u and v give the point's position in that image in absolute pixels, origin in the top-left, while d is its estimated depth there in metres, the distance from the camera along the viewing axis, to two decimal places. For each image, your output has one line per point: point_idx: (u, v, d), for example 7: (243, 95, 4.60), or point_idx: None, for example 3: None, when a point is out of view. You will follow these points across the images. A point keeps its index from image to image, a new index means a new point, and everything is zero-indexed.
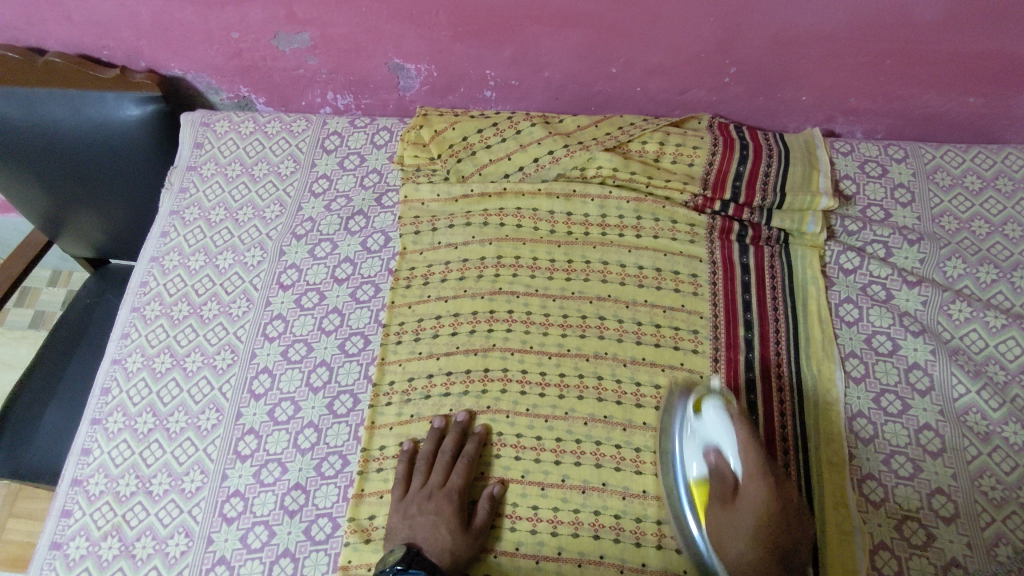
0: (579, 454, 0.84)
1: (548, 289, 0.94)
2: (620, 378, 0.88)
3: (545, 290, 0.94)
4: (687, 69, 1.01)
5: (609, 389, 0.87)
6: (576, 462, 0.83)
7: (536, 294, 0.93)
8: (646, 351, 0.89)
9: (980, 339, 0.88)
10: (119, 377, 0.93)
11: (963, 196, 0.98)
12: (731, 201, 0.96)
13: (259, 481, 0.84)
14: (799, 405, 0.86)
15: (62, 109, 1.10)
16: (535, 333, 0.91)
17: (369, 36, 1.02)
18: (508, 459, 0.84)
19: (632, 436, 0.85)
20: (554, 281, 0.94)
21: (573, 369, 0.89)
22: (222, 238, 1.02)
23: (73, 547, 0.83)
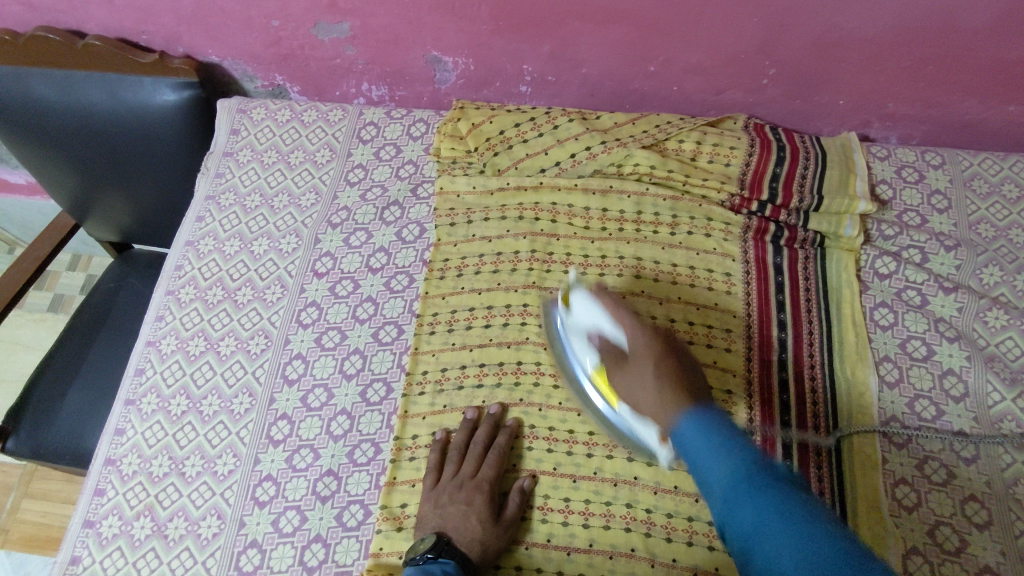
0: (611, 448, 0.84)
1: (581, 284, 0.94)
2: None
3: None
4: (726, 69, 1.01)
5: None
6: (607, 456, 0.83)
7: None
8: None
9: (1016, 347, 0.88)
10: (153, 359, 0.94)
11: (1001, 204, 0.98)
12: (768, 201, 0.96)
13: (292, 466, 0.85)
14: (832, 405, 0.86)
15: (100, 92, 1.11)
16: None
17: (409, 28, 1.02)
18: (540, 452, 0.84)
19: None
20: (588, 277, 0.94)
21: None
22: (257, 224, 1.02)
23: (106, 525, 0.83)
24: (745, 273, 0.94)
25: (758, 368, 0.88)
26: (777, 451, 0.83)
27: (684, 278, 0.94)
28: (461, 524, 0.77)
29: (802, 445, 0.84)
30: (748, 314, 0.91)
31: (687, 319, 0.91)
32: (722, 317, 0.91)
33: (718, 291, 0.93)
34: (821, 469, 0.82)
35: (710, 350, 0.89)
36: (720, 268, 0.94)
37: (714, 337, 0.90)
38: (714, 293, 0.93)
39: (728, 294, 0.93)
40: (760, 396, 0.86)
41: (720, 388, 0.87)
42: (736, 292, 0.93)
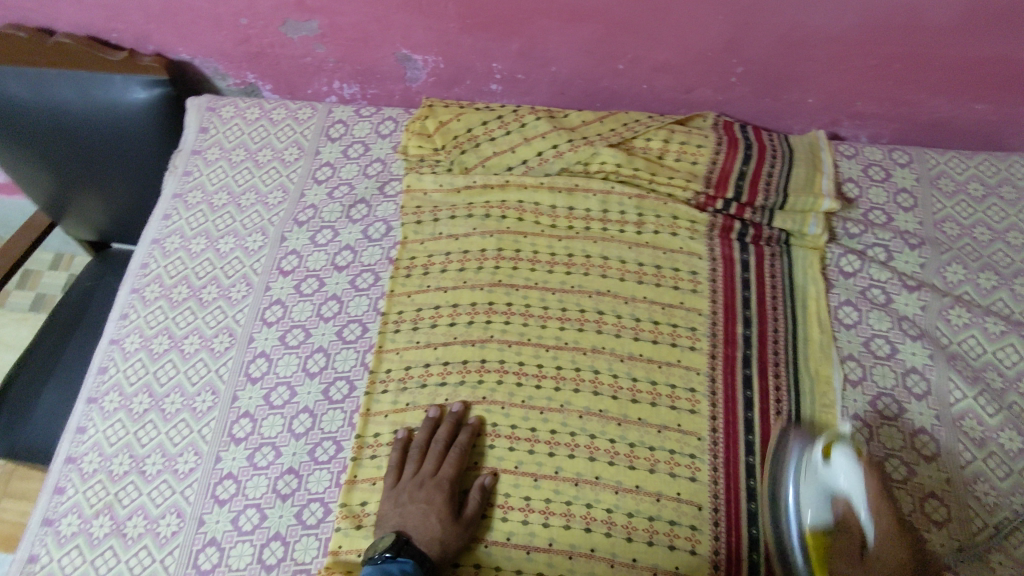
0: (573, 446, 0.84)
1: (547, 282, 0.94)
2: (616, 373, 0.88)
3: (545, 283, 0.94)
4: (693, 68, 1.01)
5: (605, 384, 0.87)
6: (569, 455, 0.83)
7: (536, 287, 0.93)
8: (643, 347, 0.89)
9: (978, 345, 0.88)
10: (117, 357, 0.93)
11: (966, 202, 0.98)
12: (733, 200, 0.96)
13: (253, 464, 0.84)
14: (795, 403, 0.86)
15: (71, 90, 1.10)
16: (533, 326, 0.91)
17: (377, 26, 1.02)
18: (502, 450, 0.84)
19: (627, 431, 0.84)
20: (554, 275, 0.94)
21: (570, 362, 0.88)
22: (223, 222, 1.02)
23: (65, 523, 0.83)
24: (712, 271, 0.94)
25: (723, 365, 0.88)
26: (739, 448, 0.83)
27: (650, 277, 0.93)
28: (421, 522, 0.76)
29: (765, 444, 0.83)
30: (714, 312, 0.91)
31: (652, 317, 0.91)
32: (687, 315, 0.91)
33: (683, 289, 0.93)
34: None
35: (674, 348, 0.89)
36: (685, 266, 0.94)
37: (678, 335, 0.90)
38: (679, 291, 0.93)
39: (694, 292, 0.92)
40: (723, 394, 0.86)
41: (684, 386, 0.87)
42: (702, 290, 0.93)
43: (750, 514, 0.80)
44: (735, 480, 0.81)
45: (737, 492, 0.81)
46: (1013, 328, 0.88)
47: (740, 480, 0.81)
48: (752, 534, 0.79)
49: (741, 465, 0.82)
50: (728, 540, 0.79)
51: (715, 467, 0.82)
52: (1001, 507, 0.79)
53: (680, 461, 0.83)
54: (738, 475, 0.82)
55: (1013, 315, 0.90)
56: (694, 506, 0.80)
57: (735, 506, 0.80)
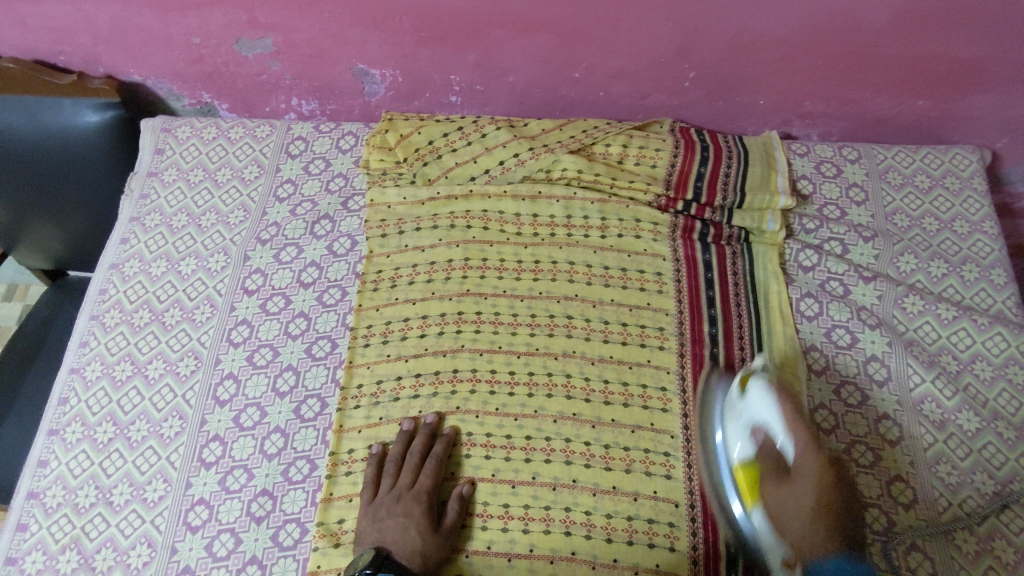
0: (549, 451, 0.84)
1: (515, 289, 0.94)
2: (588, 376, 0.89)
3: (513, 291, 0.94)
4: (648, 74, 1.03)
5: (577, 387, 0.88)
6: (546, 460, 0.84)
7: (504, 295, 0.94)
8: (613, 350, 0.90)
9: (933, 331, 0.92)
10: (77, 386, 0.91)
11: (914, 194, 1.02)
12: (693, 201, 0.98)
13: (225, 488, 0.83)
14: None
15: (19, 116, 1.08)
16: (503, 334, 0.91)
17: (332, 41, 1.02)
18: (478, 459, 0.84)
19: (602, 433, 0.85)
20: (521, 282, 0.95)
21: (542, 368, 0.89)
22: (184, 243, 1.00)
23: (30, 561, 0.80)
24: (676, 272, 0.96)
25: (691, 363, 0.90)
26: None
27: (616, 279, 0.95)
28: (400, 536, 0.76)
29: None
30: (680, 311, 0.93)
31: (620, 319, 0.92)
32: (654, 316, 0.93)
33: (649, 290, 0.94)
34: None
35: (643, 349, 0.90)
36: (650, 268, 0.96)
37: (647, 335, 0.91)
38: (646, 293, 0.94)
39: (659, 293, 0.94)
40: (693, 391, 0.88)
41: (654, 385, 0.88)
42: (668, 291, 0.94)
43: None
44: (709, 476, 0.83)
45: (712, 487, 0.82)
46: (964, 312, 0.92)
47: None
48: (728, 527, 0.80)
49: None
50: (705, 536, 0.80)
51: (689, 463, 0.84)
52: (962, 485, 0.82)
53: (655, 459, 0.84)
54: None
55: (963, 301, 0.94)
56: (671, 503, 0.81)
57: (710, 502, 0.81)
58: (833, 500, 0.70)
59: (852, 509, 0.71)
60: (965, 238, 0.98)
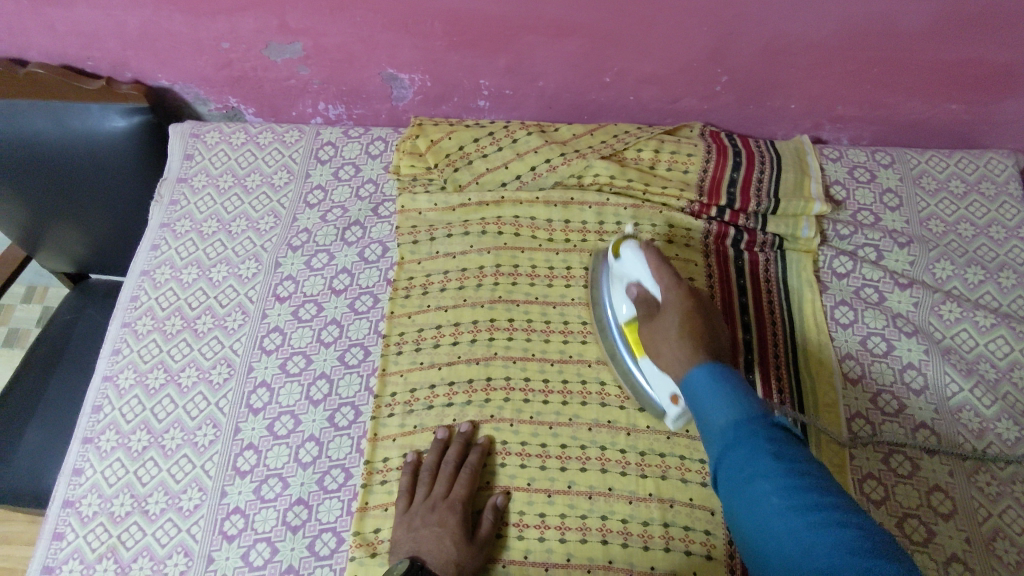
0: (584, 459, 0.84)
1: (548, 296, 0.94)
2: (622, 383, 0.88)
3: (546, 298, 0.94)
4: (680, 78, 1.02)
5: (611, 395, 0.87)
6: (581, 468, 0.83)
7: (536, 302, 0.93)
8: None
9: (970, 338, 0.91)
10: (111, 394, 0.91)
11: (949, 200, 1.01)
12: (727, 206, 0.97)
13: (260, 497, 0.83)
14: (799, 407, 0.87)
15: (45, 119, 1.07)
16: (536, 341, 0.91)
17: (362, 46, 1.01)
18: (514, 467, 0.83)
19: (637, 440, 0.85)
20: (554, 289, 0.94)
21: (575, 375, 0.89)
22: (215, 250, 1.00)
23: (67, 571, 0.80)
24: (709, 278, 0.95)
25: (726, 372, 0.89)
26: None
27: None
28: (436, 546, 0.76)
29: None
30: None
31: None
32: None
33: None
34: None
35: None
36: (683, 274, 0.95)
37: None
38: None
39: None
40: None
41: None
42: (701, 298, 0.93)
43: None
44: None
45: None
46: (1002, 320, 0.91)
47: None
48: None
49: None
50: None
51: None
52: (1003, 495, 0.81)
53: (691, 467, 0.83)
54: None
55: (1001, 308, 0.93)
56: (707, 512, 0.81)
57: None
58: (703, 328, 0.73)
59: (714, 324, 0.75)
60: (1002, 244, 0.97)
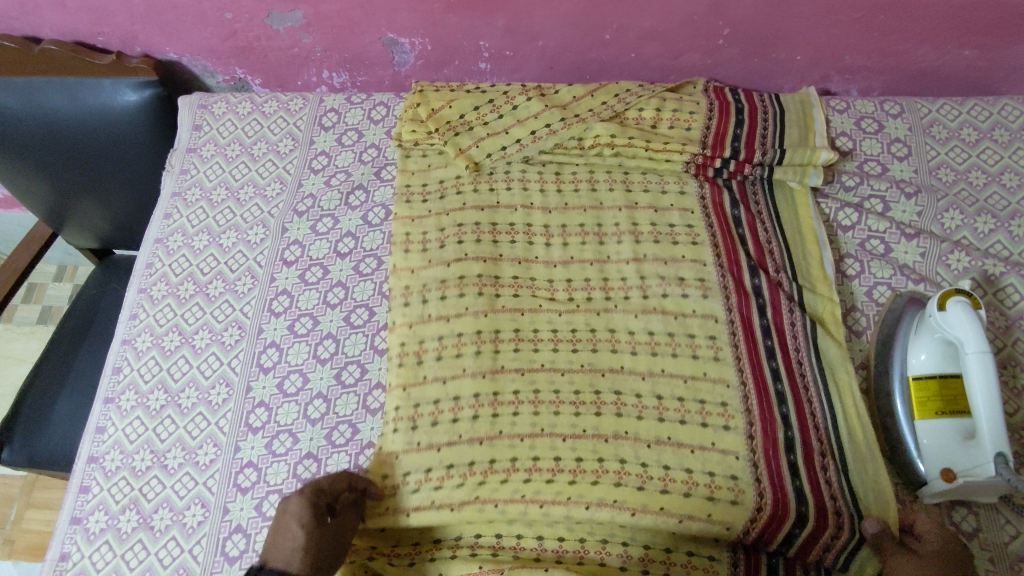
0: (599, 404, 0.81)
1: (548, 256, 0.94)
2: (632, 328, 0.87)
3: (547, 255, 0.94)
4: (680, 32, 1.01)
5: (622, 340, 0.86)
6: (597, 413, 0.81)
7: (538, 262, 0.93)
8: (656, 304, 0.88)
9: (980, 288, 0.89)
10: (130, 356, 0.95)
11: (960, 148, 0.98)
12: (731, 157, 0.97)
13: (271, 451, 0.86)
14: (817, 364, 0.84)
15: (61, 97, 1.10)
16: (542, 300, 0.90)
17: (361, 11, 1.02)
18: (528, 413, 0.81)
19: (655, 385, 0.83)
20: (556, 245, 0.94)
21: (584, 323, 0.88)
22: (224, 217, 1.03)
23: (93, 521, 0.85)
24: (710, 228, 0.94)
25: (740, 313, 0.87)
26: (776, 420, 0.80)
27: (649, 233, 0.94)
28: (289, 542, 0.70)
29: (794, 391, 0.83)
30: (722, 276, 0.90)
31: (658, 274, 0.91)
32: (693, 267, 0.91)
33: (683, 242, 0.93)
34: (818, 427, 0.80)
35: (686, 300, 0.88)
36: (683, 224, 0.94)
37: (688, 287, 0.89)
38: (679, 245, 0.92)
39: (694, 244, 0.92)
40: (744, 341, 0.85)
41: (703, 334, 0.86)
42: (701, 241, 0.93)
43: (791, 464, 0.77)
44: (776, 447, 0.78)
45: (775, 440, 0.79)
46: (1012, 268, 0.88)
47: (777, 430, 0.80)
48: (796, 486, 0.76)
49: (782, 437, 0.79)
50: (772, 501, 0.75)
51: (748, 409, 0.81)
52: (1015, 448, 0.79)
53: (711, 410, 0.81)
54: (777, 447, 0.78)
55: (1012, 257, 0.90)
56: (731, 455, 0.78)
57: (774, 455, 0.78)
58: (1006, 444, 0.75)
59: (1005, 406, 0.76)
60: (1015, 191, 0.94)
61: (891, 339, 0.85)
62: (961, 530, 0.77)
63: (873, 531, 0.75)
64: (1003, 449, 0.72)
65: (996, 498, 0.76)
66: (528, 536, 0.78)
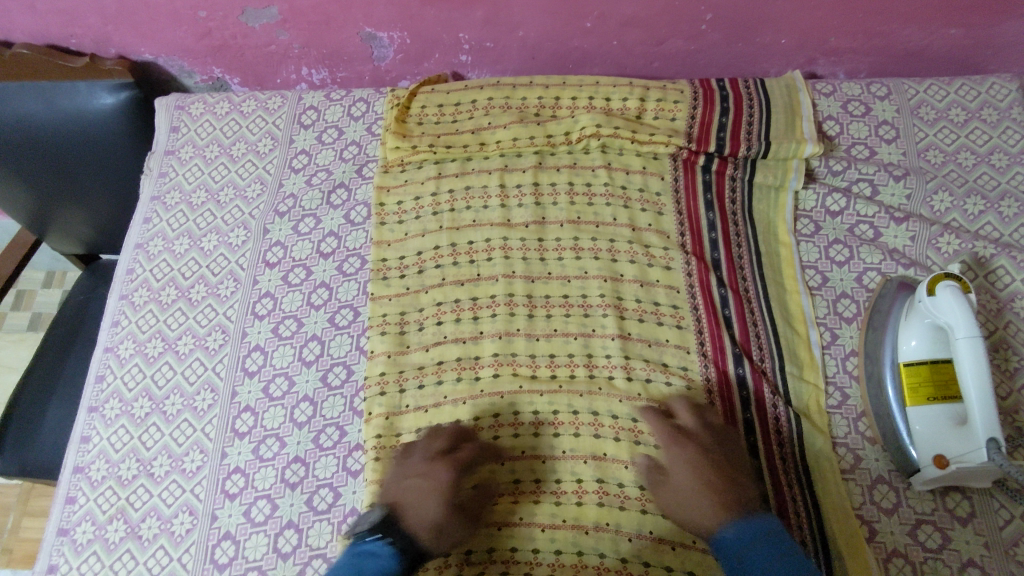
0: (577, 426, 0.81)
1: (530, 271, 0.91)
2: (609, 353, 0.85)
3: (526, 272, 0.91)
4: (663, 18, 0.99)
5: (599, 365, 0.85)
6: (575, 435, 0.80)
7: (514, 277, 0.91)
8: (632, 328, 0.87)
9: (970, 271, 0.87)
10: (112, 364, 0.93)
11: (948, 128, 0.97)
12: (716, 153, 0.96)
13: (258, 456, 0.85)
14: (780, 369, 0.85)
15: (36, 101, 1.09)
16: (520, 317, 0.88)
17: (337, 6, 1.00)
18: (508, 439, 0.81)
19: (632, 408, 0.81)
20: (531, 262, 0.92)
21: (563, 349, 0.86)
22: (204, 220, 1.01)
23: (80, 532, 0.84)
24: (680, 236, 0.93)
25: (708, 324, 0.86)
26: (738, 430, 0.81)
27: (624, 253, 0.91)
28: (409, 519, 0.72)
29: (760, 404, 0.82)
30: (690, 287, 0.89)
31: (636, 296, 0.89)
32: (667, 293, 0.89)
33: (657, 265, 0.91)
34: (781, 430, 0.81)
35: (661, 328, 0.87)
36: (658, 243, 0.92)
37: (662, 314, 0.87)
38: (653, 268, 0.90)
39: (667, 269, 0.90)
40: (711, 342, 0.85)
41: (676, 363, 0.85)
42: (675, 266, 0.90)
43: (754, 469, 0.79)
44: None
45: None
46: (1003, 250, 0.87)
47: (740, 437, 0.80)
48: (759, 488, 0.78)
49: (742, 445, 0.80)
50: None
51: None
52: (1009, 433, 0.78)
53: None
54: None
55: (1003, 238, 0.89)
56: None
57: None
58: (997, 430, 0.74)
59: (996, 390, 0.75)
60: (1004, 171, 0.93)
61: (882, 324, 0.84)
62: (955, 516, 0.76)
63: (835, 528, 0.75)
64: (995, 434, 0.71)
65: (989, 483, 0.75)
66: (501, 551, 0.76)
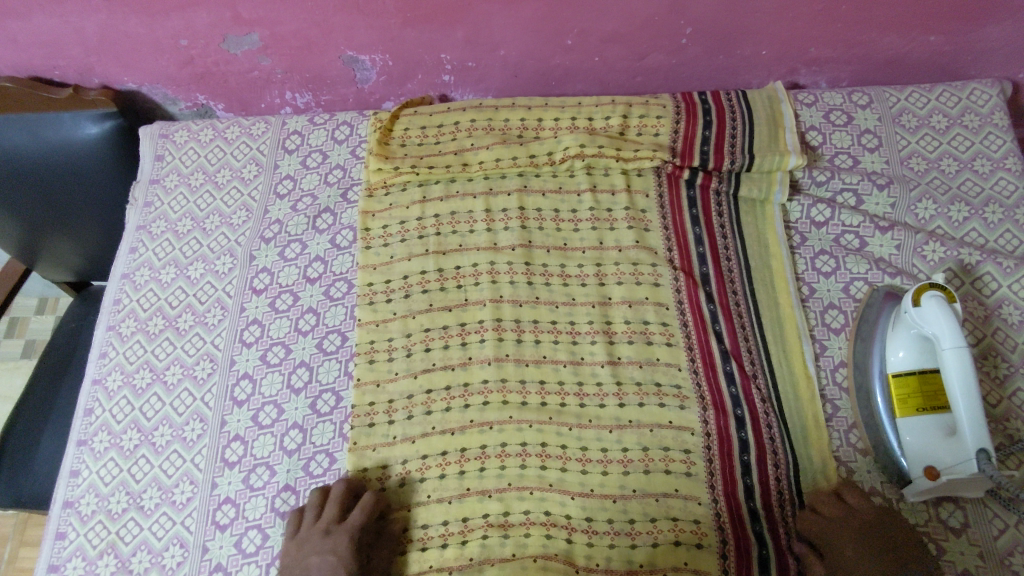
0: (564, 460, 0.81)
1: (518, 295, 0.91)
2: (600, 378, 0.85)
3: (512, 295, 0.91)
4: (643, 34, 1.00)
5: (590, 393, 0.84)
6: (562, 470, 0.80)
7: (501, 301, 0.90)
8: (622, 350, 0.87)
9: (956, 278, 0.88)
10: (100, 397, 0.93)
11: (931, 135, 0.97)
12: (700, 167, 0.96)
13: (248, 486, 0.84)
14: (772, 384, 0.84)
15: (19, 134, 1.08)
16: (509, 342, 0.88)
17: (318, 31, 1.00)
18: (495, 470, 0.81)
19: (622, 435, 0.82)
20: (518, 285, 0.91)
21: (552, 373, 0.86)
22: (191, 248, 1.01)
23: (71, 568, 0.83)
24: (668, 251, 0.93)
25: (699, 342, 0.86)
26: (732, 446, 0.81)
27: (612, 275, 0.92)
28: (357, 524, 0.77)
29: (753, 420, 0.82)
30: (679, 304, 0.89)
31: (625, 317, 0.89)
32: (656, 311, 0.89)
33: (645, 282, 0.90)
34: (776, 450, 0.80)
35: (652, 346, 0.87)
36: (646, 259, 0.92)
37: (651, 332, 0.87)
38: (641, 285, 0.90)
39: (655, 285, 0.90)
40: (702, 359, 0.85)
41: (669, 382, 0.84)
42: (664, 283, 0.90)
43: (747, 488, 0.79)
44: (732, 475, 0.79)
45: (732, 469, 0.79)
46: (988, 257, 0.87)
47: (733, 454, 0.80)
48: (751, 506, 0.78)
49: (736, 463, 0.80)
50: (727, 504, 0.78)
51: (708, 446, 0.81)
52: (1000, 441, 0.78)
53: (674, 457, 0.80)
54: (733, 475, 0.79)
55: (988, 245, 0.90)
56: (694, 502, 0.78)
57: (731, 480, 0.79)
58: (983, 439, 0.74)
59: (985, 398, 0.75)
60: (987, 177, 0.93)
61: (871, 334, 0.84)
62: (949, 527, 0.76)
63: None
64: (985, 445, 0.71)
65: (982, 492, 0.75)
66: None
